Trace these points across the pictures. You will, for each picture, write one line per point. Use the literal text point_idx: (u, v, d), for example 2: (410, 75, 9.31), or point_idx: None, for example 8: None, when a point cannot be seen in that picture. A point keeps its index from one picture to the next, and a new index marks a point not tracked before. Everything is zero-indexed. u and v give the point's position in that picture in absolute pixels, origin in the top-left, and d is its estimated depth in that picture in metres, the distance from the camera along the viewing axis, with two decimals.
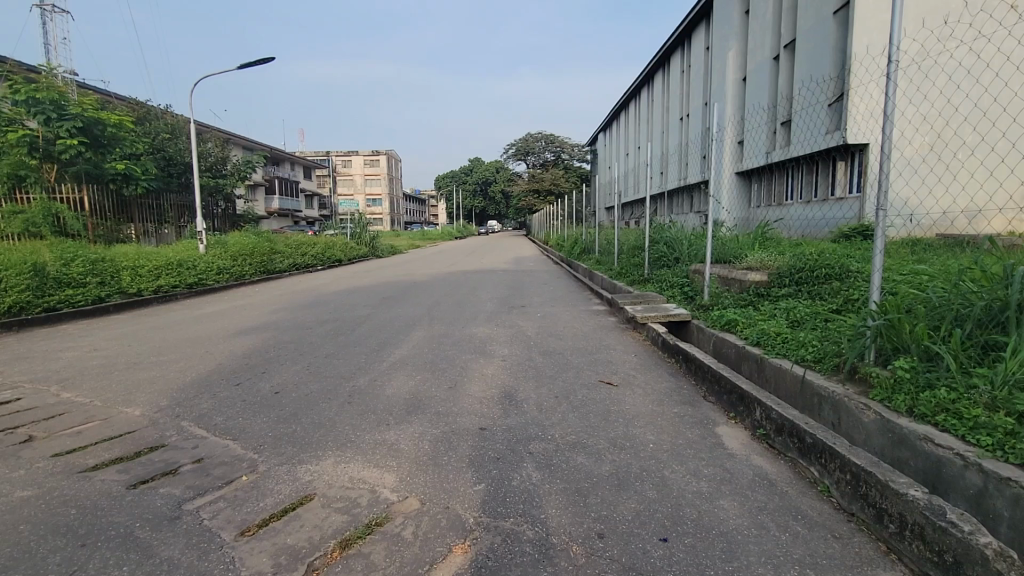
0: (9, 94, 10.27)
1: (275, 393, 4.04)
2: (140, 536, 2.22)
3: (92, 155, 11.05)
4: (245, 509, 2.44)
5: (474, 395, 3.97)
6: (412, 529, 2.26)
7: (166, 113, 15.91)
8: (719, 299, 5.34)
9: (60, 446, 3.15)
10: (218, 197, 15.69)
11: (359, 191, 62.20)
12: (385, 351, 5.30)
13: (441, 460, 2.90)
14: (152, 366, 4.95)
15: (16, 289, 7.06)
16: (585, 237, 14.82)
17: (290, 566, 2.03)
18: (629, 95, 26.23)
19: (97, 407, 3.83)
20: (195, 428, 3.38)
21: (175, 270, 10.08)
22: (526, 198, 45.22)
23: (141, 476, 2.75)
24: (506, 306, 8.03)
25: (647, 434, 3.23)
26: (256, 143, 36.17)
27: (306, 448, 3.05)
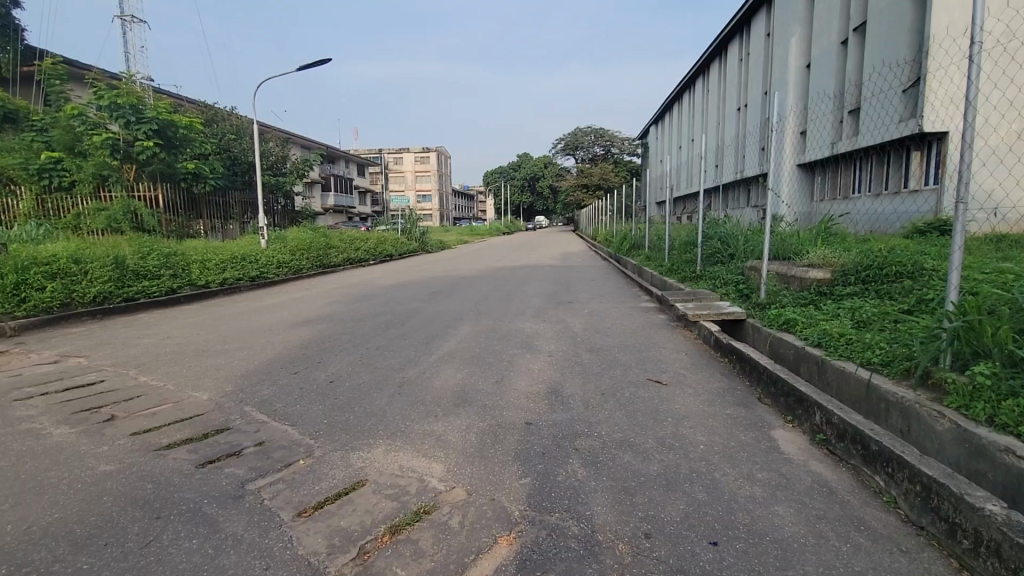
0: (94, 100, 11.14)
1: (330, 382, 4.21)
2: (208, 512, 2.37)
3: (166, 156, 11.79)
4: (302, 491, 2.56)
5: (520, 389, 3.99)
6: (458, 518, 2.31)
7: (232, 114, 16.78)
8: (776, 296, 5.11)
9: (137, 426, 3.41)
10: (277, 194, 16.43)
11: (410, 187, 63.71)
12: (434, 344, 5.40)
13: (487, 452, 2.94)
14: (218, 353, 5.27)
15: (100, 280, 7.69)
16: (634, 232, 14.56)
17: (344, 547, 2.12)
18: (683, 86, 25.42)
19: (170, 391, 4.12)
20: (257, 413, 3.58)
21: (239, 264, 10.65)
22: (574, 193, 44.85)
23: (208, 456, 2.93)
24: (553, 302, 7.99)
25: (698, 435, 3.14)
26: (313, 143, 37.71)
27: (359, 436, 3.16)
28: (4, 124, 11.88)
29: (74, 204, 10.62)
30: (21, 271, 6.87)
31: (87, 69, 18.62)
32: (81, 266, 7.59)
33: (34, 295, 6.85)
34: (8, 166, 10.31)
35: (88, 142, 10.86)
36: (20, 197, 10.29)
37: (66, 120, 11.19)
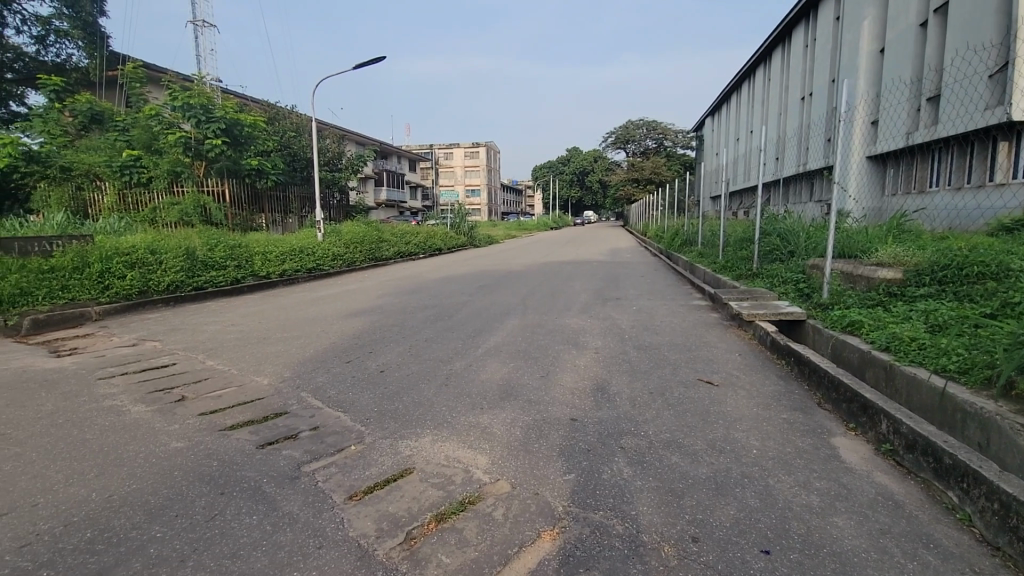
0: (170, 102, 11.94)
1: (380, 372, 4.34)
2: (267, 491, 2.51)
3: (233, 153, 12.46)
4: (353, 475, 2.65)
5: (566, 385, 3.97)
6: (502, 510, 2.33)
7: (292, 113, 17.46)
8: (840, 296, 4.83)
9: (204, 406, 3.64)
10: (333, 189, 17.02)
11: (459, 182, 64.52)
12: (480, 338, 5.45)
13: (532, 447, 2.94)
14: (277, 341, 5.53)
15: (172, 270, 8.25)
16: (686, 228, 14.17)
17: (391, 532, 2.18)
18: (743, 75, 24.38)
19: (233, 375, 4.36)
20: (312, 399, 3.74)
21: (297, 256, 11.14)
22: (625, 188, 44.06)
23: (268, 438, 3.10)
24: (601, 298, 7.89)
25: (751, 439, 3.03)
26: (367, 140, 38.85)
27: (407, 425, 3.25)
28: (91, 124, 12.86)
29: (151, 199, 11.46)
30: (105, 261, 7.47)
31: (163, 72, 19.85)
32: (157, 256, 8.18)
33: (116, 282, 7.45)
34: (95, 164, 11.22)
35: (164, 141, 11.64)
36: (105, 192, 11.22)
37: (145, 120, 12.03)
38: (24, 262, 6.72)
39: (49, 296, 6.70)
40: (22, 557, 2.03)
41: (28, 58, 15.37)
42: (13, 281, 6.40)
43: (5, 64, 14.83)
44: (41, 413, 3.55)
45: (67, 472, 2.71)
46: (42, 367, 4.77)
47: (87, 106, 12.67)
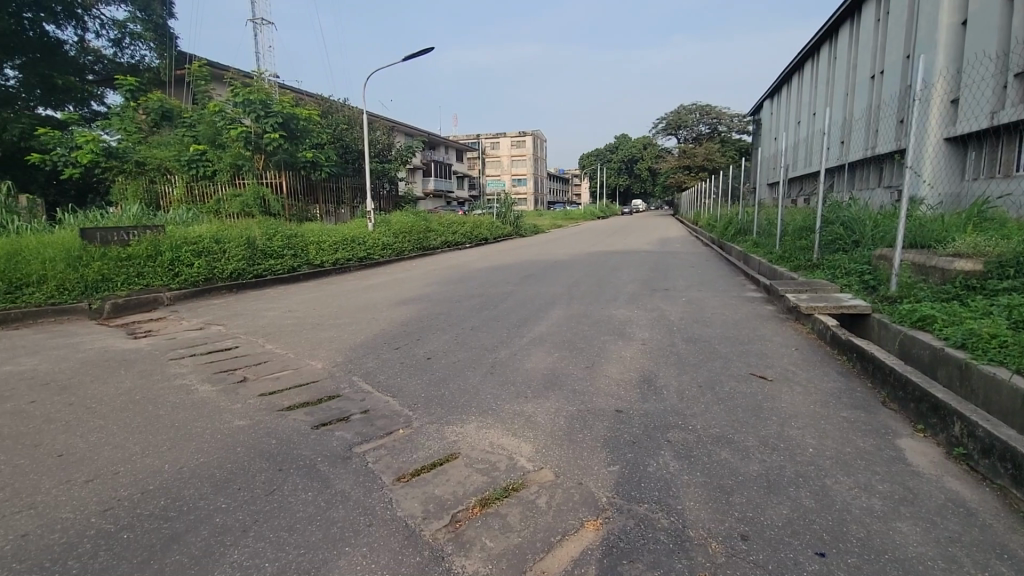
0: (232, 98, 12.52)
1: (427, 359, 4.44)
2: (321, 469, 2.63)
3: (289, 146, 12.94)
4: (402, 458, 2.74)
5: (612, 376, 3.92)
6: (546, 498, 2.34)
7: (345, 106, 17.93)
8: (911, 289, 4.52)
9: (264, 387, 3.85)
10: (383, 179, 17.44)
11: (506, 171, 64.59)
12: (525, 327, 5.47)
13: (576, 437, 2.93)
14: (330, 327, 5.75)
15: (235, 258, 8.71)
16: (741, 217, 13.64)
17: (437, 514, 2.24)
18: (806, 54, 23.03)
19: (290, 359, 4.58)
20: (363, 384, 3.87)
21: (350, 245, 11.50)
22: (675, 175, 42.81)
23: (321, 420, 3.23)
24: (649, 289, 7.73)
25: (807, 437, 2.90)
26: (416, 131, 39.49)
27: (453, 411, 3.31)
28: (161, 121, 13.59)
29: (215, 191, 12.10)
30: (175, 250, 7.99)
31: (226, 70, 20.85)
32: (221, 246, 8.64)
33: (185, 270, 7.97)
34: (166, 158, 11.95)
35: (227, 136, 12.22)
36: (175, 185, 11.93)
37: (210, 116, 12.64)
38: (104, 250, 7.24)
39: (127, 282, 7.24)
40: (106, 520, 2.22)
41: (106, 60, 16.41)
42: (96, 268, 6.95)
43: (87, 67, 15.88)
44: (120, 390, 3.85)
45: (143, 444, 2.93)
46: (122, 347, 5.17)
47: (158, 104, 13.37)
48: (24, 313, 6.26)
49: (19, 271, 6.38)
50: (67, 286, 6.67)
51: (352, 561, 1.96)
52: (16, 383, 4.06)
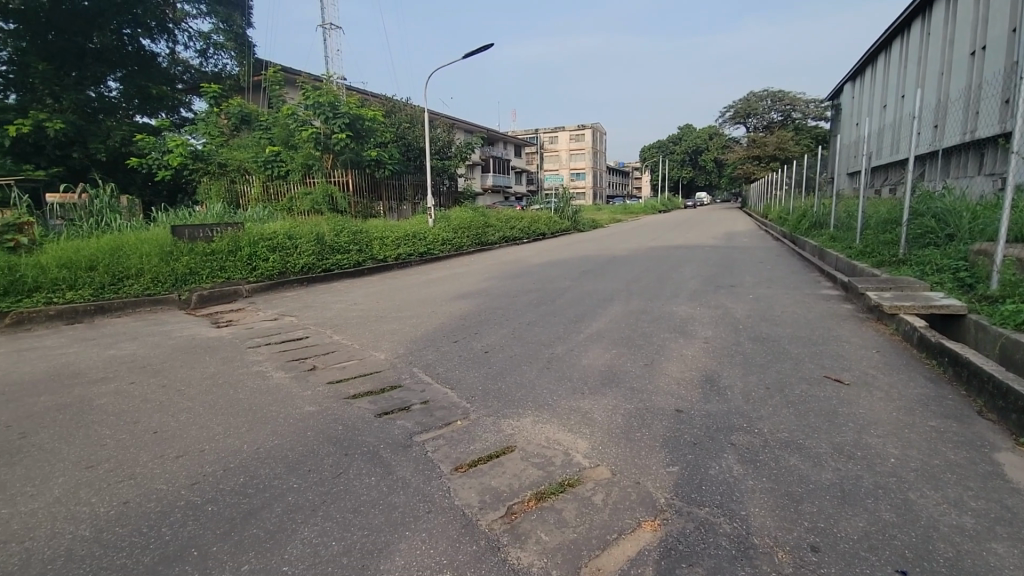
0: (303, 101, 13.20)
1: (485, 352, 4.50)
2: (384, 455, 2.74)
3: (355, 145, 13.44)
4: (460, 449, 2.79)
5: (673, 375, 3.81)
6: (602, 496, 2.32)
7: (408, 105, 18.41)
8: (1015, 288, 4.09)
9: (332, 376, 4.05)
10: (443, 176, 17.82)
11: (564, 165, 64.13)
12: (582, 323, 5.42)
13: (634, 435, 2.88)
14: (393, 320, 5.96)
15: (305, 253, 9.20)
16: (817, 209, 12.81)
17: (493, 505, 2.28)
18: (894, 32, 21.25)
19: (355, 350, 4.79)
20: (423, 375, 3.99)
21: (411, 241, 11.85)
22: (743, 166, 40.85)
23: (384, 408, 3.36)
24: (713, 285, 7.44)
25: (888, 446, 2.70)
26: (475, 128, 40.05)
27: (510, 405, 3.34)
28: (241, 125, 14.40)
29: (288, 189, 12.83)
30: (253, 246, 8.54)
31: (298, 75, 22.00)
32: (293, 242, 9.15)
33: (262, 264, 8.50)
34: (245, 160, 12.79)
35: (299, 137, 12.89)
36: (253, 185, 12.79)
37: (284, 119, 13.36)
38: (191, 246, 7.86)
39: (210, 275, 7.83)
40: (194, 493, 2.43)
41: (193, 69, 17.57)
42: (185, 262, 7.57)
43: (176, 76, 17.11)
44: (205, 375, 4.18)
45: (225, 426, 3.16)
46: (206, 335, 5.61)
47: (238, 108, 14.20)
48: (125, 303, 6.91)
49: (120, 265, 7.04)
50: (161, 279, 7.32)
51: (412, 545, 2.03)
52: (119, 366, 4.50)
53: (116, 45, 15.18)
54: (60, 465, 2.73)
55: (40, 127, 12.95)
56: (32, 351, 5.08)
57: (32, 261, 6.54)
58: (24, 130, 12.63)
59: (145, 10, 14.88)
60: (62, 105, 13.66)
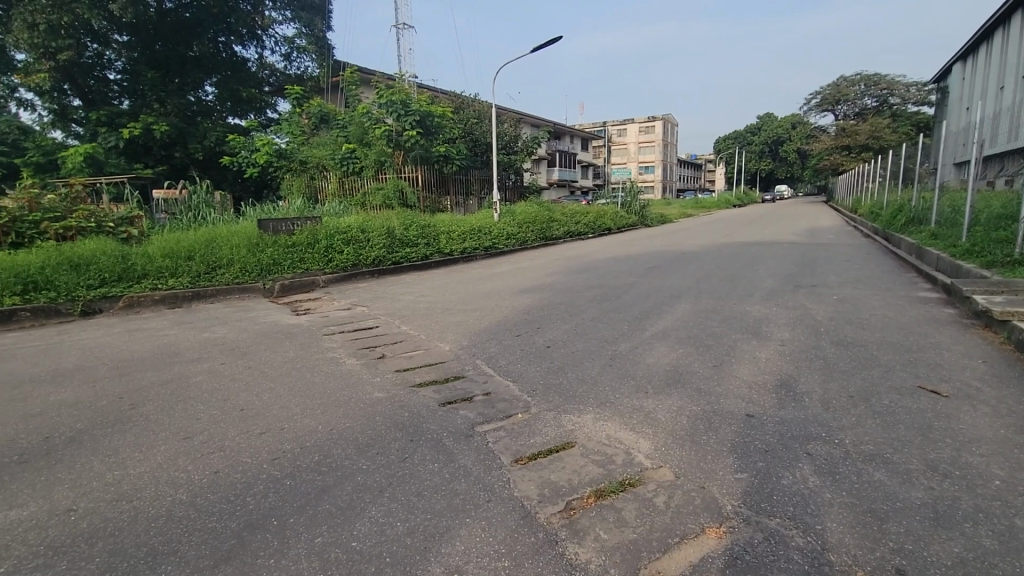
0: (377, 100, 13.73)
1: (547, 347, 4.51)
2: (447, 444, 2.82)
3: (425, 142, 13.81)
4: (520, 442, 2.82)
5: (744, 378, 3.64)
6: (664, 498, 2.26)
7: (476, 101, 18.65)
8: None
9: (399, 365, 4.23)
10: (509, 171, 17.92)
11: (633, 158, 62.59)
12: (648, 320, 5.29)
13: (699, 438, 2.78)
14: (458, 312, 6.10)
15: (376, 246, 9.60)
16: (916, 203, 11.68)
17: (553, 499, 2.28)
18: (1015, 4, 18.89)
19: (421, 340, 4.95)
20: (485, 367, 4.07)
21: (476, 235, 12.03)
22: (830, 156, 38.01)
23: (448, 398, 3.46)
24: (791, 285, 7.01)
25: (993, 467, 2.43)
26: (542, 122, 40.03)
27: (571, 401, 3.33)
28: (320, 124, 15.19)
29: (362, 185, 13.39)
30: (329, 239, 9.03)
31: (373, 74, 22.95)
32: (366, 235, 9.57)
33: (337, 257, 8.98)
34: (324, 157, 13.48)
35: (372, 135, 13.45)
36: (330, 181, 13.37)
37: (359, 117, 13.96)
38: (275, 238, 8.44)
39: (291, 266, 8.37)
40: (274, 468, 2.62)
41: (279, 73, 18.72)
42: (268, 254, 8.14)
43: (264, 79, 18.30)
44: (285, 359, 4.48)
45: (302, 407, 3.39)
46: (287, 322, 6.00)
47: (318, 108, 15.00)
48: (218, 291, 7.55)
49: (214, 256, 7.69)
50: (248, 269, 7.91)
51: (472, 532, 2.08)
52: (211, 348, 4.92)
53: (212, 52, 16.50)
54: (162, 435, 3.03)
55: (148, 130, 14.41)
56: (140, 332, 5.68)
57: (142, 250, 7.30)
58: (136, 132, 14.09)
59: (237, 18, 16.07)
60: (167, 109, 15.08)
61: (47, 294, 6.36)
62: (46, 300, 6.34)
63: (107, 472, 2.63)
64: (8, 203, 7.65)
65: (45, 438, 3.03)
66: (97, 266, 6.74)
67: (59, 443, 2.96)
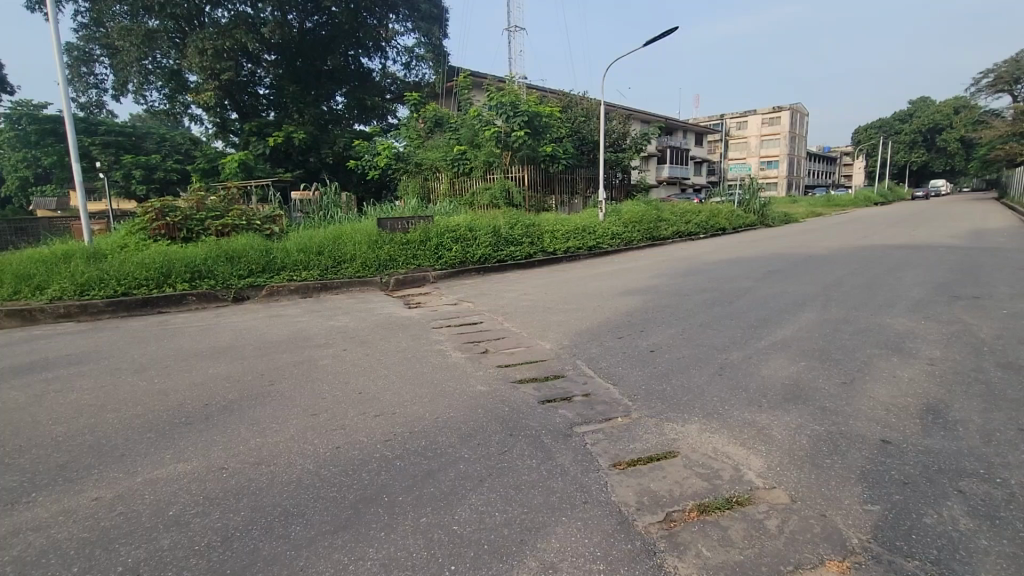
0: (488, 102, 14.16)
1: (651, 351, 4.37)
2: (546, 441, 2.85)
3: (532, 142, 13.96)
4: (620, 446, 2.77)
5: (880, 399, 3.24)
6: (777, 522, 2.09)
7: (585, 99, 18.43)
8: None
9: (502, 360, 4.35)
10: (616, 169, 17.51)
11: (754, 153, 58.14)
12: (765, 329, 4.90)
13: (822, 461, 2.53)
14: (560, 312, 6.11)
15: (483, 245, 9.94)
16: None
17: (651, 508, 2.21)
18: None
19: (522, 337, 5.05)
20: (586, 368, 4.04)
21: (581, 235, 11.95)
22: (1004, 146, 32.25)
23: (547, 396, 3.50)
24: (946, 296, 6.06)
25: None
26: (653, 118, 38.64)
27: (675, 408, 3.20)
28: (435, 127, 15.94)
29: (471, 185, 13.92)
30: (440, 237, 9.52)
31: (485, 77, 23.67)
32: (473, 233, 9.94)
33: (446, 254, 9.46)
34: (437, 160, 14.25)
35: (482, 137, 13.88)
36: (442, 181, 14.21)
37: (470, 119, 14.46)
38: (392, 236, 9.07)
39: (406, 262, 8.98)
40: (386, 449, 2.83)
41: (399, 81, 19.91)
42: (386, 250, 8.81)
43: (386, 88, 19.57)
44: (398, 348, 4.82)
45: (412, 394, 3.63)
46: (401, 315, 6.44)
47: (433, 113, 15.78)
48: (342, 283, 8.31)
49: (340, 252, 8.48)
50: (368, 265, 8.61)
51: (567, 531, 2.09)
52: (335, 334, 5.44)
53: (342, 65, 18.06)
54: (295, 410, 3.42)
55: (290, 138, 16.25)
56: (278, 318, 6.43)
57: (281, 246, 8.24)
58: (280, 141, 15.95)
59: (365, 33, 17.35)
60: (305, 119, 16.85)
61: (208, 282, 7.45)
62: (207, 287, 7.42)
63: (251, 439, 3.03)
64: (182, 204, 9.07)
65: (204, 405, 3.56)
66: (246, 259, 7.75)
67: (216, 410, 3.46)
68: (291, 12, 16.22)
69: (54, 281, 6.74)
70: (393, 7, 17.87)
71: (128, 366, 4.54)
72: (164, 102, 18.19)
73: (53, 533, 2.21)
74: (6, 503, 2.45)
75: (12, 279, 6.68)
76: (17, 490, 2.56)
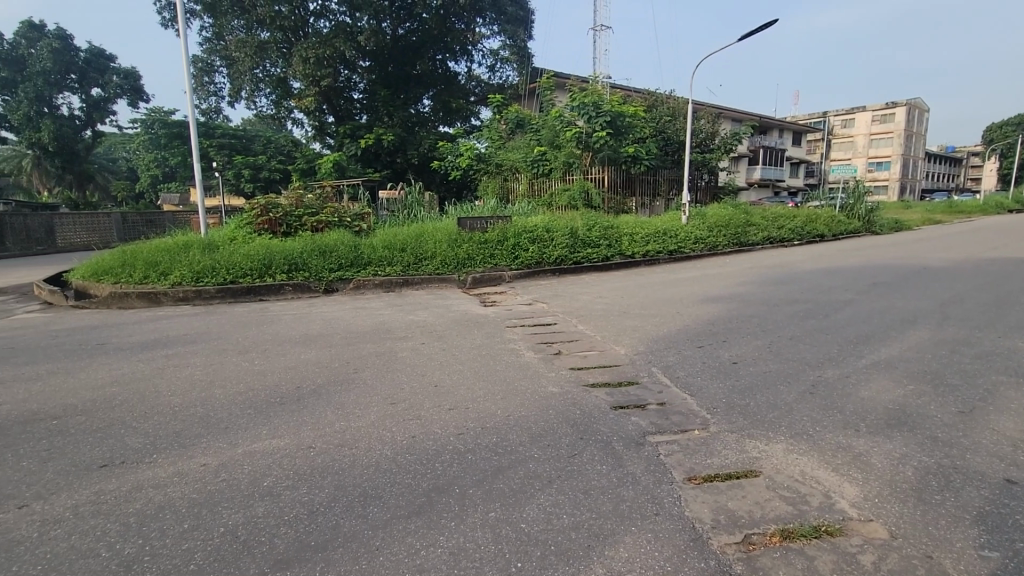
0: (570, 103, 14.08)
1: (733, 363, 4.15)
2: (617, 448, 2.79)
3: (614, 143, 13.71)
4: (696, 460, 2.66)
5: (1006, 433, 2.85)
6: (872, 557, 1.91)
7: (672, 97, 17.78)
8: None
9: (574, 362, 4.32)
10: (703, 170, 16.77)
11: (861, 153, 53.30)
12: (866, 346, 4.48)
13: (929, 497, 2.27)
14: (637, 317, 5.96)
15: (559, 246, 9.91)
16: None
17: (728, 528, 2.11)
18: None
19: (596, 341, 4.99)
20: (662, 376, 3.91)
21: (661, 238, 11.57)
22: None
23: (620, 402, 3.43)
24: None
25: None
26: (746, 116, 36.53)
27: (758, 425, 3.02)
28: (516, 128, 15.96)
29: (550, 186, 13.94)
30: (517, 237, 9.62)
31: (569, 77, 23.53)
32: (550, 234, 9.94)
33: (523, 254, 9.55)
34: (517, 161, 14.41)
35: (563, 137, 13.83)
36: (521, 182, 14.37)
37: (552, 120, 14.44)
38: (471, 236, 9.30)
39: (483, 261, 9.17)
40: (459, 442, 2.91)
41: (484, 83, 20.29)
42: (464, 249, 9.04)
43: (471, 90, 20.04)
44: (473, 345, 4.93)
45: (486, 390, 3.70)
46: (477, 312, 6.57)
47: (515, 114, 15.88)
48: (422, 279, 8.64)
49: (421, 249, 8.82)
50: (447, 262, 8.88)
51: (636, 542, 2.03)
52: (414, 328, 5.67)
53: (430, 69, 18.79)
54: (375, 398, 3.61)
55: (380, 140, 17.15)
56: (363, 310, 6.81)
57: (368, 242, 8.73)
58: (370, 142, 16.88)
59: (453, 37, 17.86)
60: (394, 121, 17.67)
61: (303, 274, 8.05)
62: (302, 278, 8.02)
63: (336, 422, 3.23)
64: (283, 200, 9.86)
65: (297, 387, 3.86)
66: (336, 253, 8.30)
67: (306, 393, 3.74)
68: (386, 20, 17.05)
69: (175, 269, 7.59)
70: (480, 11, 18.26)
71: (234, 347, 5.02)
72: (271, 107, 19.86)
73: (169, 491, 2.49)
74: (133, 461, 2.79)
75: (143, 266, 7.60)
76: (142, 450, 2.91)
